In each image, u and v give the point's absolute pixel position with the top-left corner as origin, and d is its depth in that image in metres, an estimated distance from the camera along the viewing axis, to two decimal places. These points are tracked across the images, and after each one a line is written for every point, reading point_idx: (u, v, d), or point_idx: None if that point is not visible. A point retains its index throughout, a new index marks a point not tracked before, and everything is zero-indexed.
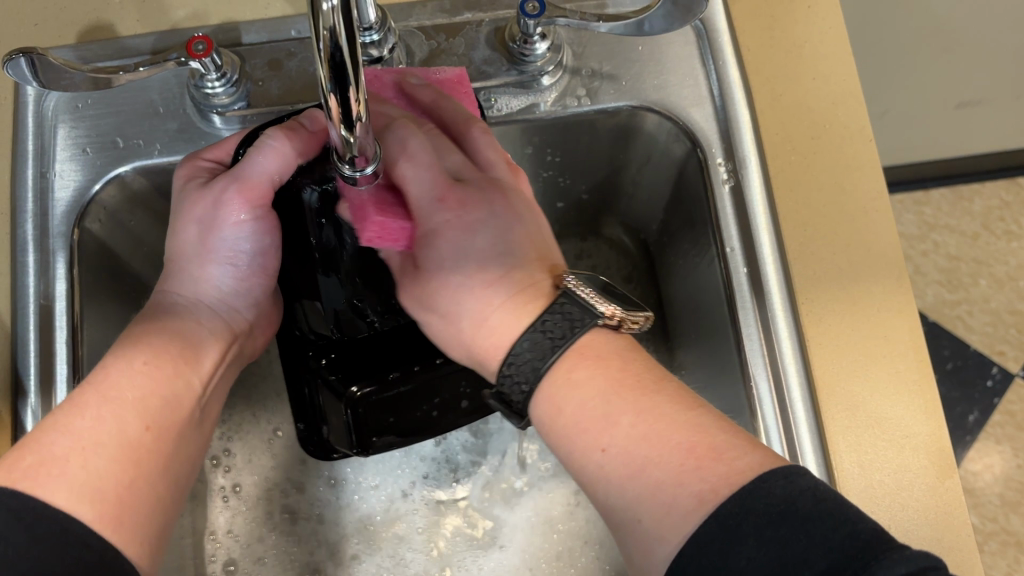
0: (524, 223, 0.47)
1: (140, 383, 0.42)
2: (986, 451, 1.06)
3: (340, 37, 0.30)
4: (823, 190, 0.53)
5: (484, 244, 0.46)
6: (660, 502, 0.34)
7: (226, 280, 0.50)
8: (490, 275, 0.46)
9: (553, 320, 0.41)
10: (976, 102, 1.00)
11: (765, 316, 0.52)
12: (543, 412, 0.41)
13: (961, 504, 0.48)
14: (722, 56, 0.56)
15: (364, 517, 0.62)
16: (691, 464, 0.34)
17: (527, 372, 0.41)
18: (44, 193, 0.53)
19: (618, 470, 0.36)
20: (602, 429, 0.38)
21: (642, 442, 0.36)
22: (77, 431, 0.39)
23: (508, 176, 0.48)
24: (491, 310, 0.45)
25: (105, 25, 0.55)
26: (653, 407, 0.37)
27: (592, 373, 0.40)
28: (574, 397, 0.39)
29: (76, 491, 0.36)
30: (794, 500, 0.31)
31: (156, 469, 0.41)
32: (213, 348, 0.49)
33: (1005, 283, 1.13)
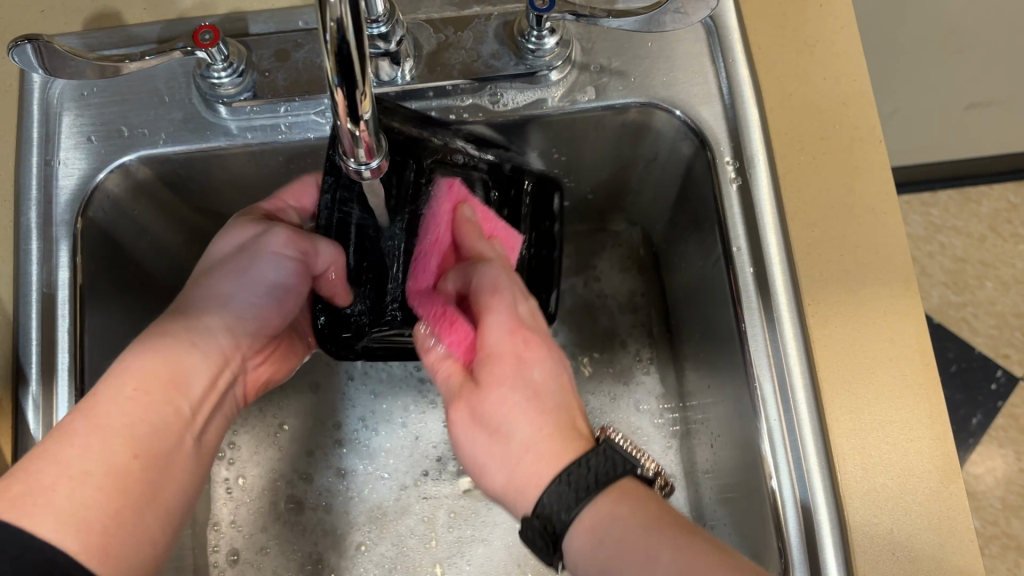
0: (538, 368, 0.46)
1: (128, 408, 0.42)
2: (989, 454, 1.06)
3: (346, 28, 0.30)
4: (832, 190, 0.53)
5: (514, 397, 0.44)
6: None
7: (242, 308, 0.51)
8: (538, 407, 0.44)
9: (597, 463, 0.39)
10: (986, 103, 0.99)
11: (771, 316, 0.51)
12: (578, 548, 0.38)
13: (965, 509, 0.47)
14: (733, 53, 0.55)
15: (363, 511, 0.61)
16: None
17: (566, 499, 0.39)
18: (48, 181, 0.53)
19: None
20: (641, 566, 0.36)
21: (680, 575, 0.34)
22: (66, 460, 0.38)
23: (514, 324, 0.47)
24: (514, 428, 0.43)
25: (111, 13, 0.55)
26: (689, 543, 0.36)
27: (633, 511, 0.38)
28: (611, 531, 0.37)
29: (62, 521, 0.36)
30: None
31: (141, 496, 0.41)
32: (201, 368, 0.48)
33: (1011, 286, 1.12)
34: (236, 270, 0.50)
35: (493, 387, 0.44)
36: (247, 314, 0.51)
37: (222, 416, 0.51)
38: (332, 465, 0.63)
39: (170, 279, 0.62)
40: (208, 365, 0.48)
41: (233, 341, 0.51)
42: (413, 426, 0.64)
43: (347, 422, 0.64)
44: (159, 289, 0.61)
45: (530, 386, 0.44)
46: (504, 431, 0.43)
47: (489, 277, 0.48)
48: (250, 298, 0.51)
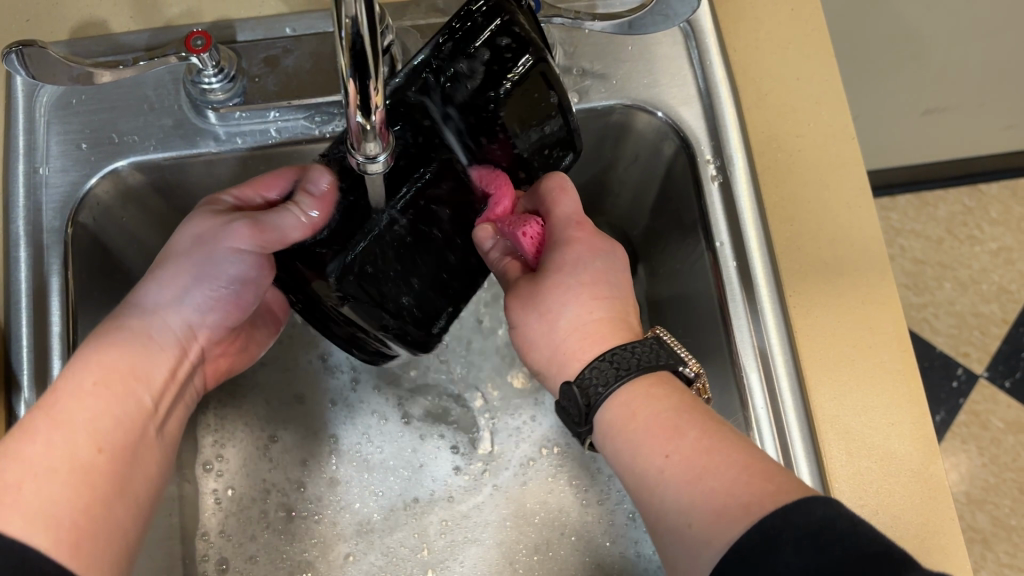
0: (601, 258, 0.48)
1: (90, 403, 0.43)
2: (952, 450, 1.09)
3: (361, 26, 0.31)
4: (809, 186, 0.55)
5: (574, 297, 0.47)
6: (713, 509, 0.35)
7: (193, 302, 0.51)
8: (597, 292, 0.47)
9: (642, 351, 0.43)
10: (942, 109, 1.03)
11: (754, 309, 0.53)
12: (612, 417, 0.42)
13: (946, 490, 0.49)
14: (710, 55, 0.57)
15: (353, 522, 0.62)
16: (744, 479, 0.36)
17: (608, 373, 0.42)
18: (36, 189, 0.53)
19: (679, 479, 0.37)
20: (670, 438, 0.39)
21: (708, 449, 0.38)
22: (28, 460, 0.40)
23: (579, 216, 0.48)
24: (575, 309, 0.46)
25: (98, 22, 0.55)
26: (715, 428, 0.39)
27: (669, 394, 0.42)
28: (648, 409, 0.41)
29: (31, 519, 0.38)
30: (830, 519, 0.31)
31: (108, 486, 0.42)
32: (160, 358, 0.49)
33: (969, 286, 1.16)
34: (193, 268, 0.49)
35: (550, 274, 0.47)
36: (200, 310, 0.52)
37: (183, 402, 0.52)
38: (323, 474, 0.63)
39: None
40: (168, 353, 0.50)
41: (183, 331, 0.51)
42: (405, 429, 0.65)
43: (336, 433, 0.64)
44: None
45: (588, 268, 0.47)
46: (554, 319, 0.47)
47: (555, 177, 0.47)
48: (208, 291, 0.51)
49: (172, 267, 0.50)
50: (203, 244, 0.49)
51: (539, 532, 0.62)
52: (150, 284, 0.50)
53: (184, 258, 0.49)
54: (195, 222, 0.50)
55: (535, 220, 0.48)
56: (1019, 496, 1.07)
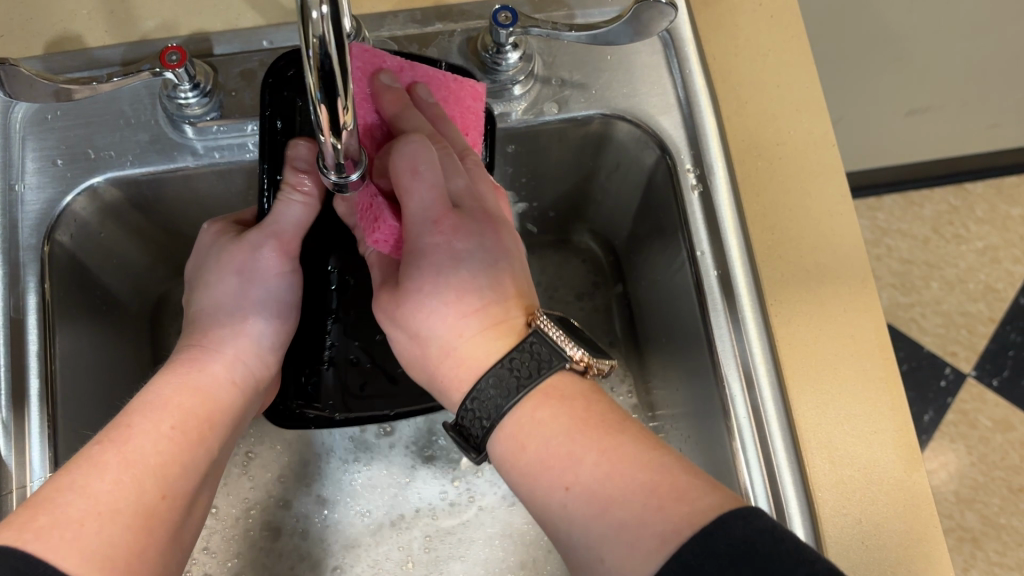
0: (467, 264, 0.44)
1: (158, 448, 0.41)
2: (941, 449, 1.09)
3: (328, 45, 0.30)
4: (790, 194, 0.55)
5: (434, 307, 0.44)
6: (623, 544, 0.34)
7: (263, 334, 0.51)
8: (471, 304, 0.44)
9: (521, 360, 0.41)
10: (927, 109, 1.03)
11: (736, 317, 0.53)
12: (503, 450, 0.41)
13: (929, 497, 0.49)
14: (689, 63, 0.57)
15: (339, 538, 0.61)
16: (655, 506, 0.34)
17: (488, 408, 0.41)
18: (12, 206, 0.52)
19: (583, 512, 0.37)
20: (567, 467, 0.38)
21: (606, 479, 0.36)
22: (95, 494, 0.36)
23: (439, 211, 0.45)
24: (452, 321, 0.44)
25: (73, 36, 0.55)
26: (615, 446, 0.38)
27: (556, 412, 0.40)
28: (535, 437, 0.40)
29: (86, 555, 0.34)
30: (751, 543, 0.31)
31: (164, 539, 0.39)
32: (233, 407, 0.48)
33: (956, 285, 1.16)
34: (254, 301, 0.50)
35: (407, 276, 0.44)
36: (272, 340, 0.51)
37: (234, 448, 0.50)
38: (307, 491, 0.63)
39: (136, 302, 0.62)
40: (240, 403, 0.49)
41: (257, 366, 0.51)
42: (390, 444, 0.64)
43: (320, 450, 0.64)
44: (127, 311, 0.61)
45: (464, 267, 0.44)
46: (424, 334, 0.45)
47: (405, 156, 0.44)
48: (275, 317, 0.51)
49: (226, 300, 0.50)
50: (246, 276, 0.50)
51: (525, 549, 0.62)
52: (223, 331, 0.50)
53: (238, 295, 0.50)
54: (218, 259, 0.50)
55: (390, 218, 0.47)
56: (1007, 494, 1.07)
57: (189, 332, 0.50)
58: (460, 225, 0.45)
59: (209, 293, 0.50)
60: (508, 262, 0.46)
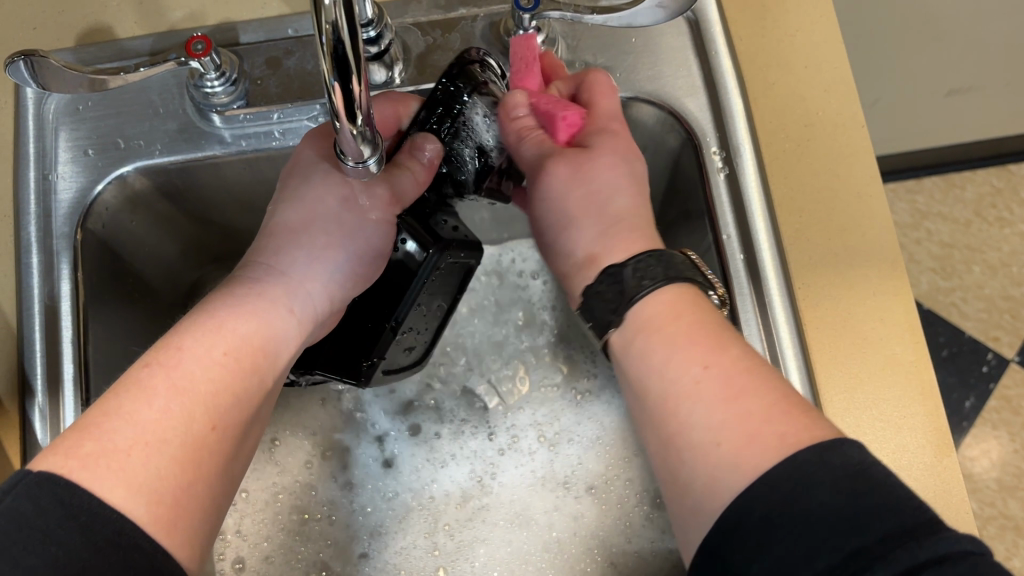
0: (608, 177, 0.48)
1: (213, 376, 0.40)
2: (983, 436, 1.07)
3: (341, 29, 0.31)
4: (819, 176, 0.54)
5: (564, 196, 0.49)
6: (739, 434, 0.35)
7: (338, 271, 0.49)
8: (609, 224, 0.47)
9: (666, 263, 0.43)
10: (967, 89, 1.01)
11: (762, 301, 0.52)
12: (631, 332, 0.42)
13: (960, 483, 0.48)
14: (715, 45, 0.56)
15: (366, 525, 0.62)
16: (778, 412, 0.35)
17: (629, 281, 0.43)
18: (46, 195, 0.53)
19: (706, 396, 0.37)
20: (702, 352, 0.39)
21: (739, 373, 0.37)
22: (141, 422, 0.36)
23: (618, 124, 0.51)
24: (613, 249, 0.46)
25: (103, 28, 0.55)
26: (748, 361, 0.38)
27: (695, 315, 0.41)
28: (675, 324, 0.41)
29: (135, 487, 0.34)
30: (864, 469, 0.32)
31: (211, 473, 0.38)
32: (294, 336, 0.47)
33: (998, 269, 1.14)
34: (340, 234, 0.50)
35: (536, 197, 0.50)
36: (345, 281, 0.50)
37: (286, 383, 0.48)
38: (337, 477, 0.63)
39: (167, 289, 0.63)
40: (299, 332, 0.47)
41: (320, 302, 0.49)
42: (417, 432, 0.65)
43: (346, 438, 0.65)
44: (159, 299, 0.62)
45: (597, 188, 0.48)
46: (597, 210, 0.48)
47: (525, 94, 0.49)
48: (356, 257, 0.50)
49: (318, 233, 0.50)
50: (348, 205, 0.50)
51: (550, 532, 0.62)
52: (297, 251, 0.49)
53: (326, 219, 0.50)
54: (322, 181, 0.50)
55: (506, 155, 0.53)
56: None
57: (263, 249, 0.49)
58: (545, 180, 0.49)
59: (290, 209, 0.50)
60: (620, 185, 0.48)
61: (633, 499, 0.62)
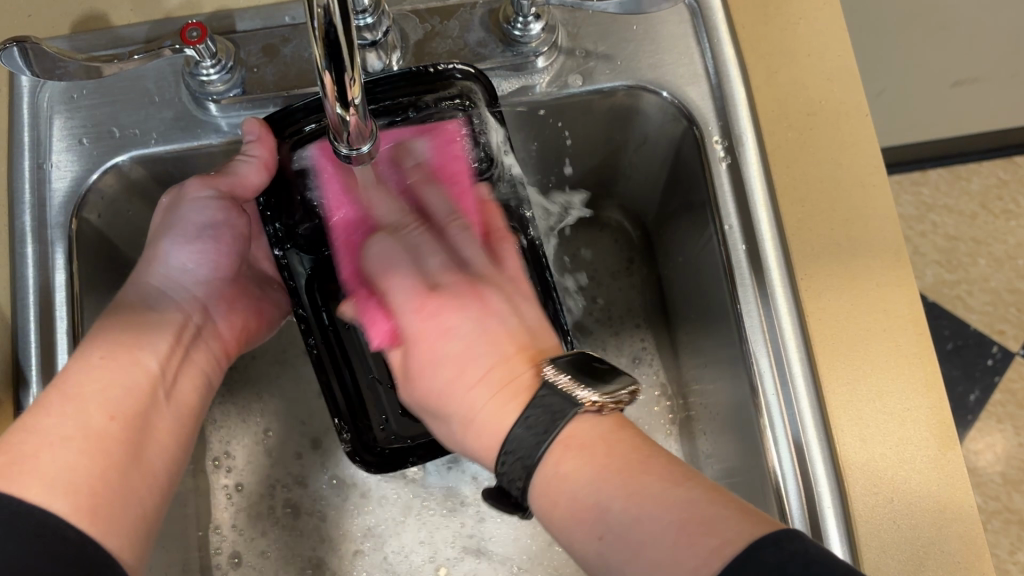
0: (458, 333, 0.44)
1: (95, 375, 0.43)
2: (987, 430, 1.06)
3: (334, 15, 0.30)
4: (821, 166, 0.53)
5: (459, 333, 0.44)
6: (663, 570, 0.31)
7: (183, 258, 0.52)
8: (495, 334, 0.44)
9: (552, 400, 0.38)
10: (973, 80, 1.00)
11: (765, 292, 0.52)
12: (541, 505, 0.38)
13: (964, 475, 0.48)
14: (717, 32, 0.56)
15: (362, 520, 0.61)
16: (683, 539, 0.31)
17: (518, 467, 0.38)
18: (41, 185, 0.53)
19: (617, 556, 0.34)
20: (596, 511, 0.35)
21: (632, 496, 0.34)
22: (42, 428, 0.39)
23: (459, 282, 0.47)
24: (485, 370, 0.42)
25: (98, 15, 0.55)
26: (641, 481, 0.34)
27: (584, 454, 0.37)
28: (571, 480, 0.36)
29: (50, 486, 0.37)
30: (783, 566, 0.28)
31: (125, 457, 0.41)
32: (166, 328, 0.49)
33: (1004, 262, 1.13)
34: (175, 226, 0.52)
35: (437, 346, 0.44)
36: (193, 263, 0.53)
37: (200, 372, 0.52)
38: (332, 472, 0.63)
39: None
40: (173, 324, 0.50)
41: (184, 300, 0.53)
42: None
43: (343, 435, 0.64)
44: None
45: (460, 338, 0.44)
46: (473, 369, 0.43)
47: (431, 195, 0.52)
48: (194, 242, 0.53)
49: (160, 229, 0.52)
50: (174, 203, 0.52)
51: None
52: (148, 261, 0.51)
53: (164, 226, 0.52)
54: (188, 190, 0.52)
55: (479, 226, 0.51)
56: None
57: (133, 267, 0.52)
58: (434, 309, 0.45)
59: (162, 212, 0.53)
60: (501, 320, 0.45)
61: None
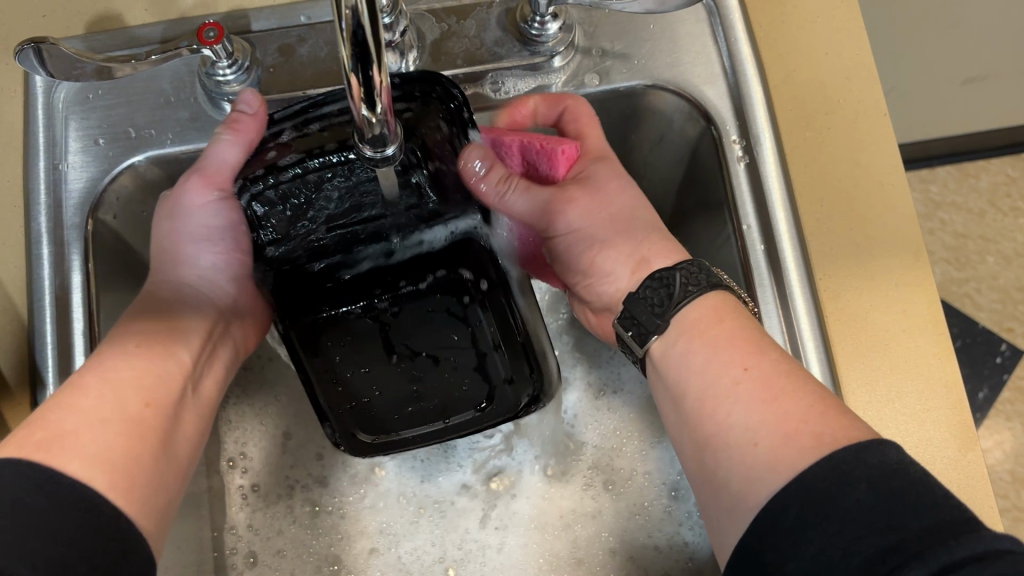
0: (619, 195, 0.51)
1: (132, 362, 0.43)
2: (996, 428, 1.06)
3: (361, 15, 0.30)
4: (839, 166, 0.53)
5: (607, 251, 0.50)
6: (779, 434, 0.37)
7: (203, 258, 0.51)
8: (629, 246, 0.50)
9: (688, 273, 0.45)
10: (983, 78, 0.99)
11: (783, 294, 0.51)
12: (664, 339, 0.45)
13: (984, 477, 0.48)
14: (734, 32, 0.55)
15: (377, 521, 0.62)
16: (820, 408, 0.37)
17: (649, 311, 0.45)
18: (57, 185, 0.52)
19: (750, 395, 0.39)
20: (749, 355, 0.41)
21: (767, 381, 0.39)
22: (82, 408, 0.39)
23: (589, 154, 0.52)
24: (620, 258, 0.50)
25: (113, 15, 0.55)
26: (785, 366, 0.40)
27: (736, 328, 0.43)
28: (716, 334, 0.43)
29: (91, 462, 0.37)
30: (901, 465, 0.33)
31: (157, 443, 0.41)
32: (189, 324, 0.49)
33: (1013, 260, 1.13)
34: (184, 233, 0.50)
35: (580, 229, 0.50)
36: (209, 264, 0.52)
37: (218, 369, 0.51)
38: (347, 474, 0.63)
39: None
40: (195, 319, 0.50)
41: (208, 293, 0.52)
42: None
43: None
44: None
45: (606, 236, 0.50)
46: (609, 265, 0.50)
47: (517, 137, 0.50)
48: (211, 242, 0.51)
49: (171, 236, 0.51)
50: (175, 214, 0.49)
51: (569, 528, 0.61)
52: (164, 268, 0.51)
53: (174, 233, 0.51)
54: (190, 194, 0.48)
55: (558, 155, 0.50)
56: None
57: (156, 267, 0.52)
58: (587, 200, 0.50)
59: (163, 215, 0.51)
60: (640, 237, 0.50)
61: (652, 491, 0.61)
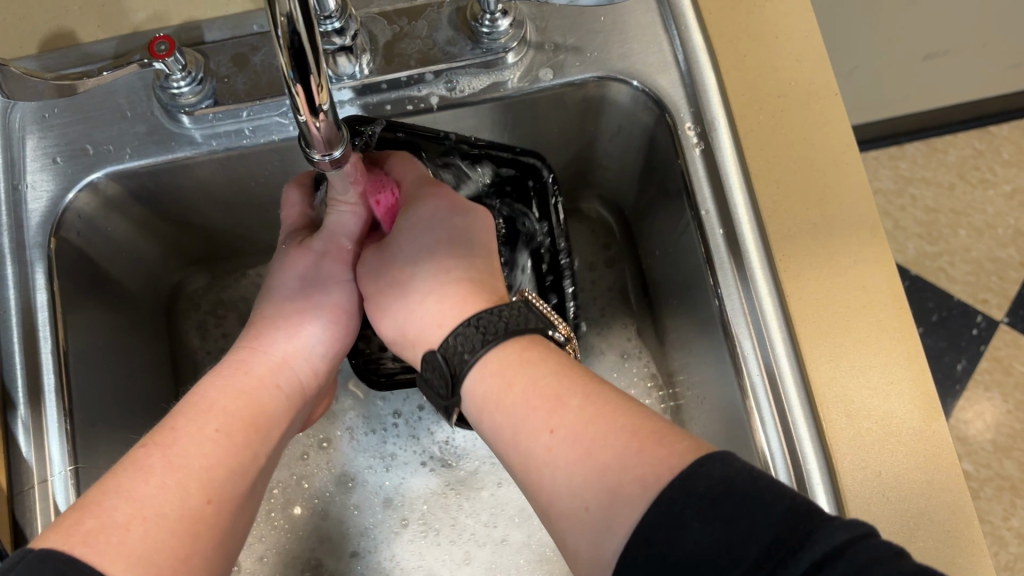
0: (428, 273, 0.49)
1: (205, 450, 0.41)
2: (976, 398, 1.07)
3: (296, 21, 0.30)
4: (795, 146, 0.54)
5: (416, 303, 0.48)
6: (603, 488, 0.34)
7: (315, 338, 0.52)
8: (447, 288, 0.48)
9: (508, 316, 0.44)
10: (944, 53, 1.00)
11: (744, 273, 0.52)
12: (484, 392, 0.42)
13: (949, 446, 0.48)
14: (685, 22, 0.56)
15: (359, 522, 0.62)
16: (634, 446, 0.34)
17: (472, 341, 0.44)
18: (17, 207, 0.53)
19: (565, 456, 0.36)
20: (552, 411, 0.38)
21: (590, 423, 0.37)
22: (138, 498, 0.36)
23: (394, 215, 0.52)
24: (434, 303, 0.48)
25: (66, 33, 0.55)
26: (597, 394, 0.38)
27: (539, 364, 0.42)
28: (521, 381, 0.41)
29: (134, 563, 0.34)
30: (730, 479, 0.31)
31: (211, 542, 0.38)
32: (280, 407, 0.48)
33: (984, 231, 1.14)
34: (310, 300, 0.52)
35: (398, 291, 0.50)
36: (323, 346, 0.52)
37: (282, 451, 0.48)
38: (329, 474, 0.63)
39: (147, 294, 0.62)
40: (284, 405, 0.48)
41: (313, 375, 0.52)
42: (386, 429, 0.65)
43: (337, 435, 0.64)
44: (139, 304, 0.61)
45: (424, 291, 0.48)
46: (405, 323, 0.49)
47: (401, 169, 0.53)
48: (328, 323, 0.53)
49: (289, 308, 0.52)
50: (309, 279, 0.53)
51: None
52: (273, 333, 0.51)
53: (296, 299, 0.52)
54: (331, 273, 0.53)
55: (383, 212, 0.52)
56: None
57: (252, 331, 0.51)
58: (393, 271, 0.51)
59: (268, 295, 0.53)
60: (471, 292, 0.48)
61: None
